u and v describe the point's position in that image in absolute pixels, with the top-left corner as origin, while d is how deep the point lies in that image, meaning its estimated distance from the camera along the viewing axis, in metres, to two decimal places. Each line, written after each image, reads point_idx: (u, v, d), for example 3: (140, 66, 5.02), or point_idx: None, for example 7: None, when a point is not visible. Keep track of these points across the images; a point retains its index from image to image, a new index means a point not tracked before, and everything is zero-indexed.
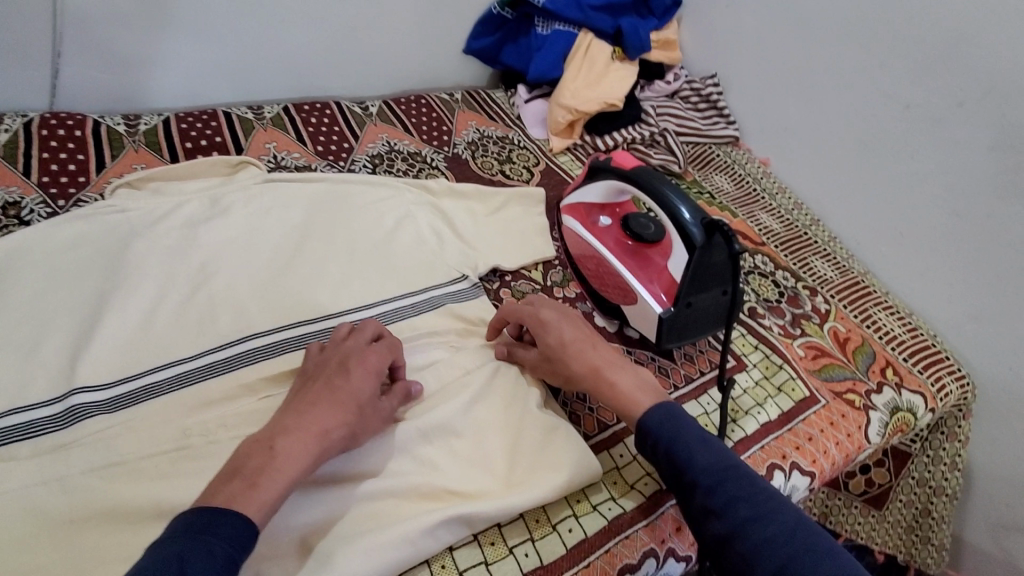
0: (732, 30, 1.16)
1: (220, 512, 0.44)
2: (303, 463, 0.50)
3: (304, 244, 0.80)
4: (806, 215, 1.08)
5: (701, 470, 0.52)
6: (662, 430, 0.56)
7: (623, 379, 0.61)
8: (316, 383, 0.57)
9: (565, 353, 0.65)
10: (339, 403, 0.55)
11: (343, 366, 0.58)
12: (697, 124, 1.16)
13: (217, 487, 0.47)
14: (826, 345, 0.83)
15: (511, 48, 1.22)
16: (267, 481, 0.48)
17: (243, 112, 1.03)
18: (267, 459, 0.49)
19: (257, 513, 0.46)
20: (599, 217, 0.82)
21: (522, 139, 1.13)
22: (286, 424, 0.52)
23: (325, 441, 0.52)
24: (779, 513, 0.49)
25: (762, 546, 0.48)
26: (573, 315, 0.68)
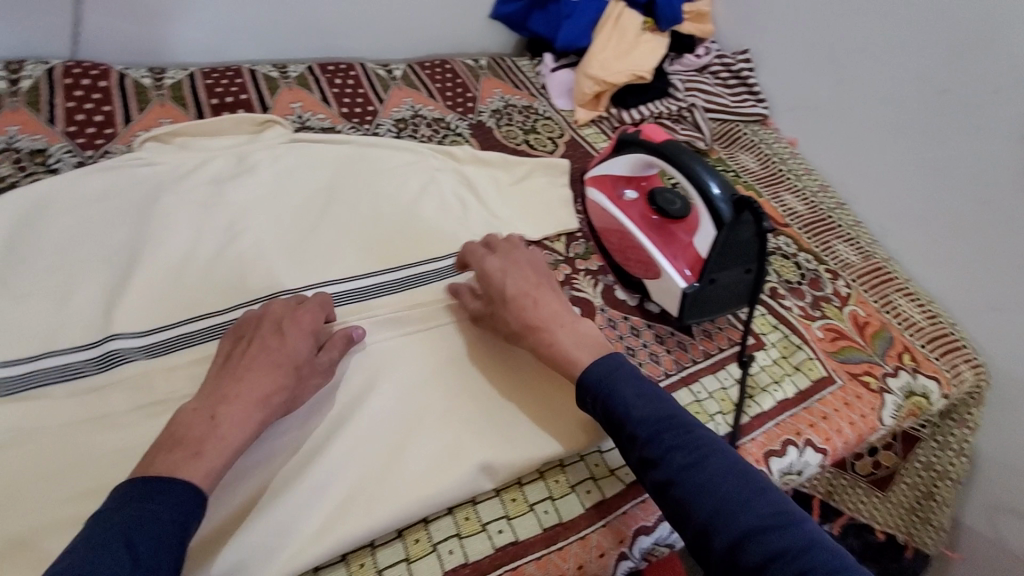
0: (766, 4, 1.13)
1: (165, 481, 0.46)
2: (246, 431, 0.52)
3: (331, 205, 0.81)
4: (832, 197, 1.07)
5: (639, 422, 0.55)
6: (604, 387, 0.57)
7: (561, 338, 0.61)
8: (249, 350, 0.57)
9: (506, 306, 0.64)
10: (276, 367, 0.56)
11: (278, 329, 0.59)
12: (725, 100, 1.13)
13: (157, 458, 0.48)
14: (844, 328, 0.83)
15: (539, 14, 1.18)
16: (211, 450, 0.49)
17: (268, 70, 1.03)
18: (207, 429, 0.50)
19: (204, 480, 0.48)
20: (625, 191, 0.81)
21: (547, 109, 1.12)
22: (224, 393, 0.53)
23: (265, 406, 0.54)
24: (712, 460, 0.52)
25: (699, 490, 0.51)
26: (521, 264, 0.68)
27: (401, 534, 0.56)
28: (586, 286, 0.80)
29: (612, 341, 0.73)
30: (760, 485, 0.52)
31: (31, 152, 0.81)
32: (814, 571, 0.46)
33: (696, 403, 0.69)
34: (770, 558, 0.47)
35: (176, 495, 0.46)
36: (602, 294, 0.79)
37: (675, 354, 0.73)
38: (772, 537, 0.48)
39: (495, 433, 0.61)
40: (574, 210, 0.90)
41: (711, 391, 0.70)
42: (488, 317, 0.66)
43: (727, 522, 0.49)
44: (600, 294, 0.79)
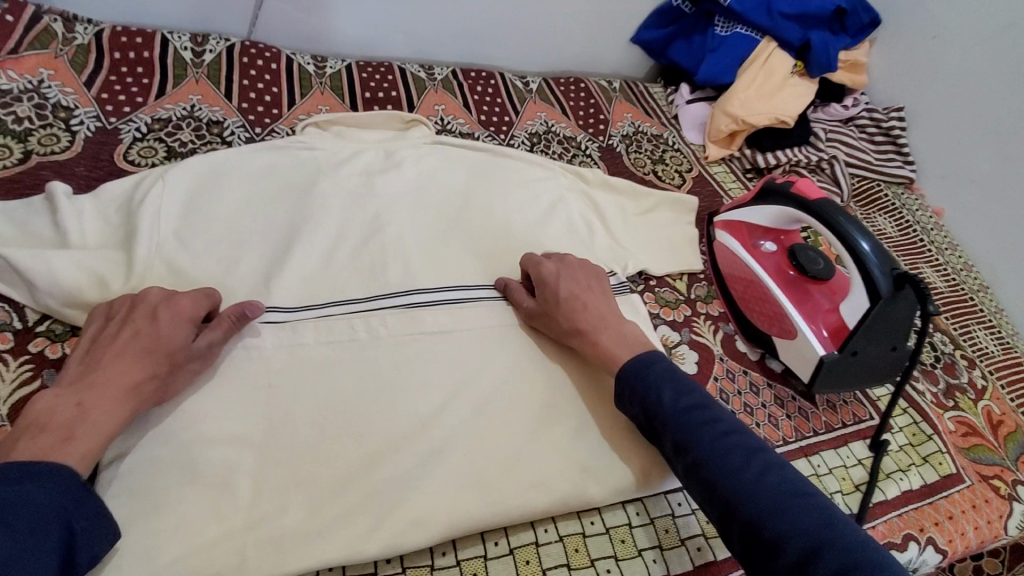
0: (935, 60, 1.06)
1: (37, 464, 0.44)
2: (116, 418, 0.51)
3: (467, 210, 0.84)
4: (974, 278, 1.00)
5: (669, 409, 0.57)
6: (638, 379, 0.60)
7: (606, 338, 0.65)
8: (120, 335, 0.54)
9: (559, 308, 0.67)
10: (147, 356, 0.54)
11: (151, 316, 0.56)
12: (869, 157, 1.07)
13: (17, 444, 0.46)
14: (978, 424, 0.77)
15: (682, 44, 1.17)
16: (82, 437, 0.48)
17: (417, 70, 1.07)
18: (75, 417, 0.49)
19: (78, 462, 0.47)
20: (762, 241, 0.79)
21: (677, 141, 1.10)
22: (91, 381, 0.51)
23: (134, 396, 0.52)
24: (736, 445, 0.54)
25: (723, 472, 0.52)
26: (575, 269, 0.71)
27: (513, 550, 0.59)
28: (706, 331, 0.79)
29: (729, 394, 0.72)
30: (786, 469, 0.52)
31: (209, 123, 0.90)
32: (829, 547, 0.46)
33: (815, 477, 0.66)
34: (788, 533, 0.47)
35: (52, 478, 0.44)
36: (722, 343, 0.78)
37: (796, 421, 0.71)
38: (788, 515, 0.48)
39: (609, 470, 0.64)
40: (699, 252, 0.89)
41: (831, 467, 0.68)
42: (542, 318, 0.69)
43: (744, 500, 0.50)
44: (719, 343, 0.78)
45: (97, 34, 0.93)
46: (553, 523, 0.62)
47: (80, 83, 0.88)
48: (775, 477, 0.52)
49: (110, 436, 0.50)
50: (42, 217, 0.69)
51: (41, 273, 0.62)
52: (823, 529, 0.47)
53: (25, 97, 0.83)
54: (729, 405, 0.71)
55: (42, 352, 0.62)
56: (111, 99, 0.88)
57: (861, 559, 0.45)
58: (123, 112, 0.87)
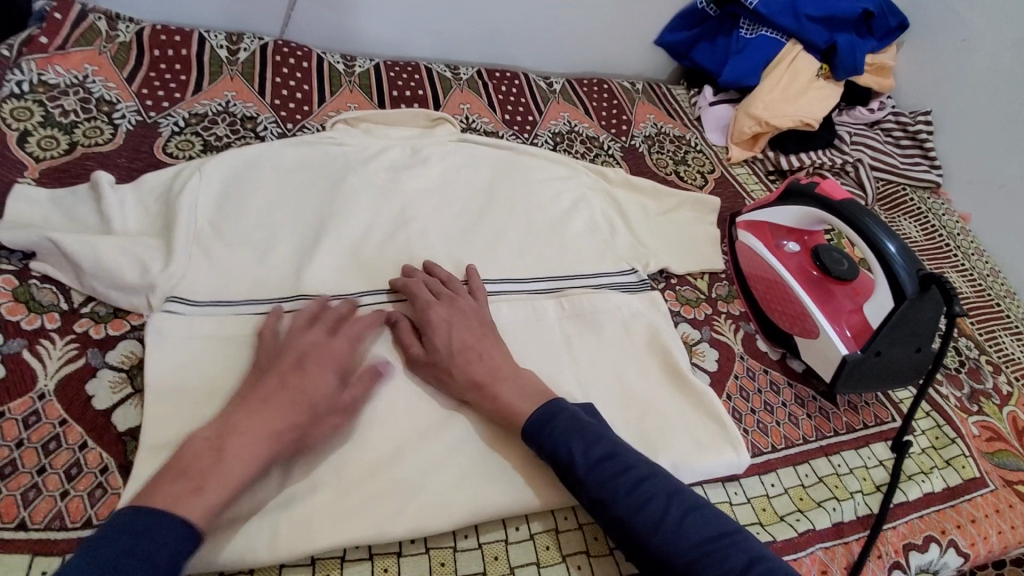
0: (965, 64, 1.05)
1: (158, 517, 0.44)
2: (252, 466, 0.50)
3: (493, 207, 0.85)
4: (1001, 284, 0.98)
5: (580, 463, 0.55)
6: (544, 434, 0.57)
7: (507, 393, 0.60)
8: (263, 384, 0.55)
9: (451, 361, 0.62)
10: (294, 403, 0.54)
11: (300, 362, 0.57)
12: (894, 161, 1.06)
13: (158, 487, 0.46)
14: (1002, 429, 0.76)
15: (705, 46, 1.18)
16: (215, 483, 0.47)
17: (443, 70, 1.10)
18: (213, 462, 0.48)
19: (200, 518, 0.46)
20: (785, 242, 0.79)
21: (699, 142, 1.11)
22: (235, 425, 0.51)
23: (276, 442, 0.52)
24: (653, 495, 0.53)
25: (644, 526, 0.52)
26: (468, 317, 0.67)
27: (533, 536, 0.60)
28: (726, 330, 0.79)
29: (749, 393, 0.72)
30: (702, 510, 0.53)
31: (244, 118, 0.93)
32: None
33: (835, 475, 0.66)
34: None
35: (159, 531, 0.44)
36: (743, 342, 0.78)
37: (816, 420, 0.71)
38: (717, 561, 0.49)
39: None
40: (721, 252, 0.89)
41: (851, 466, 0.67)
42: (428, 368, 0.63)
43: (674, 554, 0.50)
44: (739, 342, 0.78)
45: (138, 32, 0.96)
46: (573, 511, 0.62)
47: (122, 79, 0.92)
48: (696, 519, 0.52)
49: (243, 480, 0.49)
50: (88, 205, 0.72)
51: (87, 258, 0.65)
52: (747, 565, 0.48)
53: (71, 91, 0.87)
54: (749, 403, 0.71)
55: (86, 332, 0.65)
56: (152, 95, 0.92)
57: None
58: (162, 108, 0.91)
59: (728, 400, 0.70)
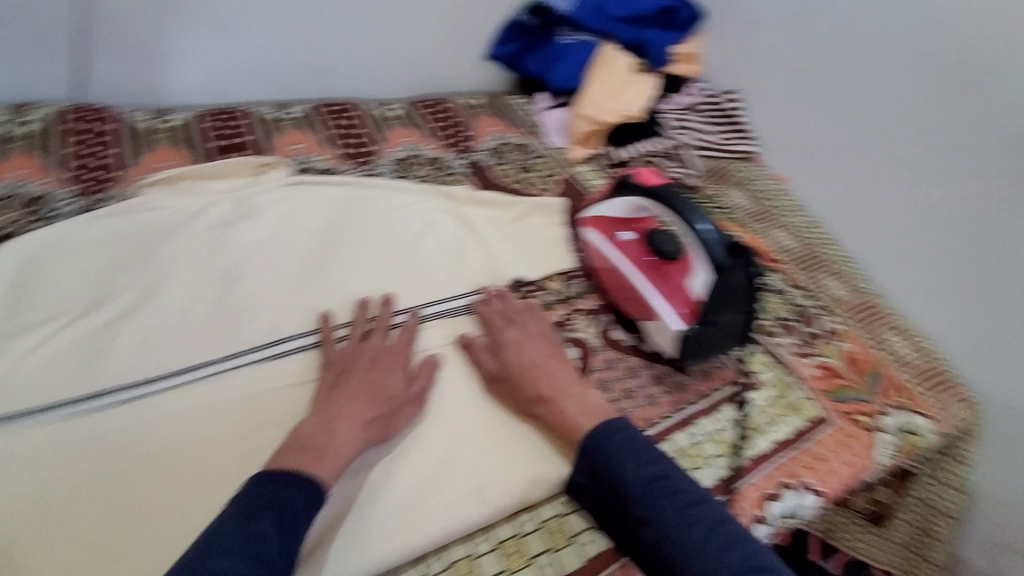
0: (753, 44, 1.16)
1: (297, 477, 0.55)
2: (356, 441, 0.61)
3: (334, 249, 0.83)
4: (820, 235, 1.06)
5: (633, 482, 0.60)
6: (601, 451, 0.62)
7: (570, 407, 0.66)
8: (352, 376, 0.66)
9: (523, 378, 0.69)
10: (375, 395, 0.65)
11: (372, 363, 0.68)
12: (714, 139, 1.16)
13: (284, 457, 0.58)
14: (838, 365, 0.82)
15: (533, 55, 1.23)
16: (331, 454, 0.59)
17: (271, 112, 1.05)
18: (326, 437, 0.60)
19: (328, 477, 0.57)
20: (620, 231, 0.83)
21: (543, 148, 1.14)
22: (336, 411, 0.62)
23: (369, 425, 0.63)
24: (697, 520, 0.57)
25: (686, 548, 0.55)
26: (536, 337, 0.73)
27: None
28: (583, 326, 0.81)
29: (609, 384, 0.74)
30: (742, 539, 0.56)
31: (34, 199, 0.83)
32: None
33: (694, 446, 0.70)
34: None
35: (302, 483, 0.55)
36: (600, 334, 0.80)
37: (672, 397, 0.74)
38: None
39: (496, 469, 0.66)
40: (569, 249, 0.91)
41: (708, 433, 0.71)
42: (505, 385, 0.71)
43: None
44: (598, 334, 0.80)
45: None
46: (442, 552, 0.61)
47: None
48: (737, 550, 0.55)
49: (352, 454, 0.60)
50: None
51: None
52: None
53: None
54: (609, 392, 0.74)
55: None
56: None
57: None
58: None
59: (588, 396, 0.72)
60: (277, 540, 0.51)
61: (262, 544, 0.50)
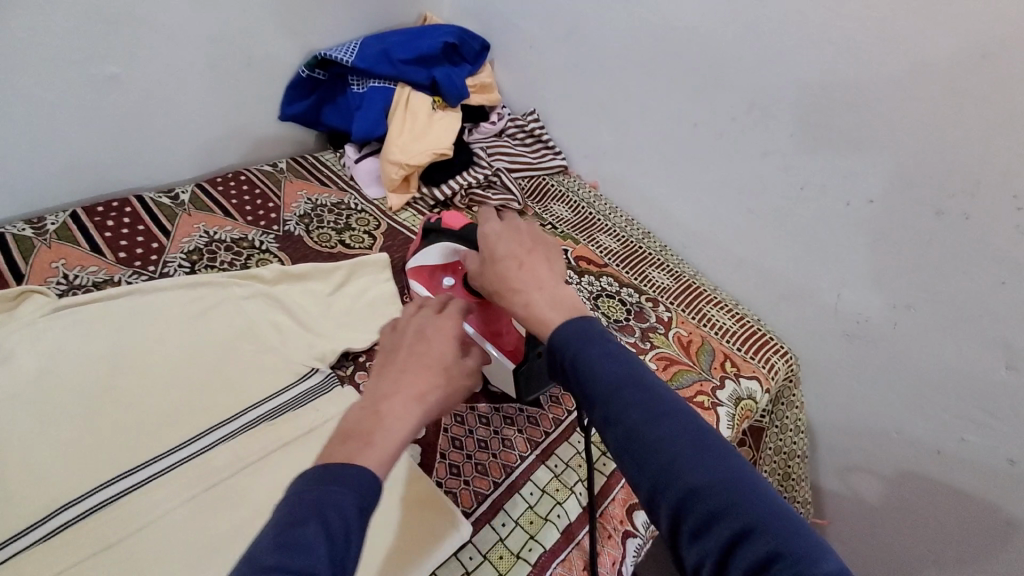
0: (538, 65, 1.20)
1: (343, 471, 0.43)
2: (408, 427, 0.47)
3: (120, 378, 0.73)
4: (637, 229, 1.14)
5: (600, 378, 0.47)
6: (568, 340, 0.49)
7: (538, 299, 0.53)
8: (398, 351, 0.53)
9: (491, 269, 0.57)
10: (427, 366, 0.51)
11: (422, 333, 0.54)
12: (527, 159, 1.19)
13: (330, 449, 0.45)
14: (673, 353, 0.88)
15: (331, 108, 1.19)
16: (380, 441, 0.46)
17: (18, 228, 0.88)
18: (374, 423, 0.46)
19: (377, 470, 0.45)
20: (443, 279, 0.79)
21: (359, 202, 1.10)
22: (381, 392, 0.49)
23: (423, 406, 0.49)
24: (672, 419, 0.44)
25: (654, 449, 0.43)
26: (521, 233, 0.59)
27: None
28: None
29: (462, 439, 0.72)
30: (727, 450, 0.43)
31: None
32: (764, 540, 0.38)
33: (555, 478, 0.71)
34: (712, 520, 0.40)
35: (356, 478, 0.43)
36: None
37: (527, 434, 0.74)
38: (726, 498, 0.40)
39: None
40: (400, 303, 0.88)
41: (567, 461, 0.72)
42: (478, 278, 0.60)
43: (675, 483, 0.41)
44: None
45: None
46: None
47: None
48: (715, 460, 0.42)
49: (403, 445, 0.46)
50: None
51: None
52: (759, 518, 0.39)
53: None
54: (463, 450, 0.71)
55: None
56: None
57: (790, 556, 0.38)
58: None
59: (442, 460, 0.69)
60: (326, 553, 0.38)
61: (306, 558, 0.38)
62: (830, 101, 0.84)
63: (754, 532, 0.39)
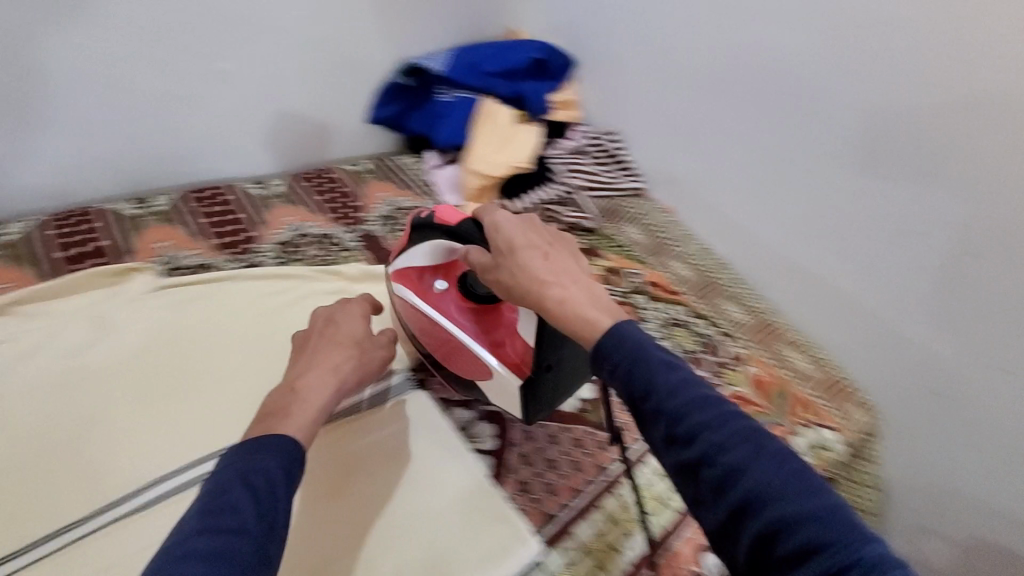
0: (623, 86, 1.20)
1: (259, 437, 0.51)
2: (325, 393, 0.59)
3: (213, 359, 0.77)
4: (712, 258, 1.11)
5: (666, 396, 0.46)
6: (625, 354, 0.49)
7: (573, 294, 0.55)
8: (310, 340, 0.65)
9: (511, 261, 0.58)
10: (338, 346, 0.64)
11: (331, 321, 0.67)
12: (604, 179, 1.18)
13: (252, 426, 0.54)
14: (748, 393, 0.85)
15: (415, 116, 1.20)
16: (298, 408, 0.56)
17: (129, 208, 0.95)
18: (291, 397, 0.57)
19: (298, 430, 0.54)
20: (433, 282, 0.74)
21: (437, 208, 1.12)
22: (296, 373, 0.61)
23: (336, 376, 0.61)
24: (746, 442, 0.44)
25: (731, 473, 0.43)
26: (536, 227, 0.61)
27: None
28: None
29: (532, 457, 0.72)
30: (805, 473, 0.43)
31: None
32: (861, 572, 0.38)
33: (624, 509, 0.70)
34: (801, 548, 0.40)
35: (275, 444, 0.51)
36: None
37: (596, 458, 0.73)
38: (813, 527, 0.40)
39: None
40: None
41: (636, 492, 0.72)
42: (492, 269, 0.60)
43: (758, 510, 0.41)
44: None
45: None
46: None
47: None
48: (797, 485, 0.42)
49: (320, 406, 0.58)
50: None
51: None
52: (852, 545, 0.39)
53: None
54: (533, 467, 0.71)
55: None
56: None
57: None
58: None
59: (512, 476, 0.70)
60: (253, 514, 0.46)
61: (234, 517, 0.45)
62: (933, 146, 0.82)
63: (844, 553, 0.39)
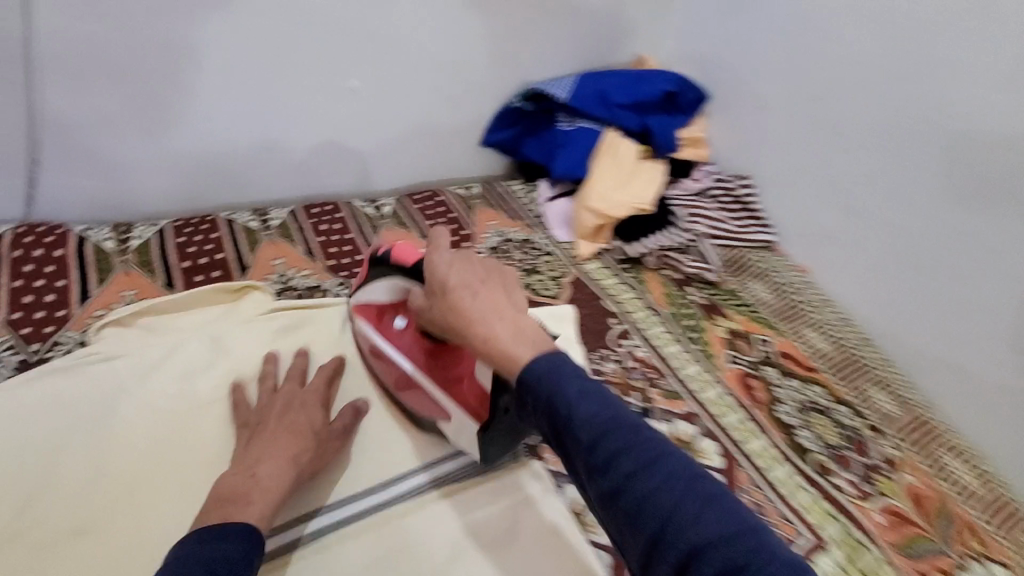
0: (763, 128, 1.09)
1: (218, 527, 0.51)
2: (283, 477, 0.59)
3: None
4: (855, 332, 0.97)
5: (584, 424, 0.42)
6: (539, 384, 0.45)
7: (498, 335, 0.49)
8: (267, 422, 0.64)
9: (445, 304, 0.52)
10: (297, 433, 0.63)
11: (287, 406, 0.66)
12: (729, 227, 1.07)
13: (207, 513, 0.53)
14: (905, 507, 0.74)
15: (533, 141, 1.15)
16: (258, 496, 0.55)
17: (248, 220, 0.95)
18: (248, 484, 0.56)
19: (257, 518, 0.54)
20: (393, 319, 0.73)
21: (547, 244, 1.05)
22: (252, 458, 0.60)
23: (296, 464, 0.61)
24: (664, 464, 0.40)
25: (649, 503, 0.39)
26: (476, 261, 0.54)
27: None
28: None
29: None
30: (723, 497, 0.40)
31: None
32: None
33: None
34: None
35: (239, 534, 0.51)
36: None
37: None
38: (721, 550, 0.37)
39: None
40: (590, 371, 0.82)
41: None
42: (427, 305, 0.55)
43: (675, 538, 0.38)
44: None
45: None
46: None
47: None
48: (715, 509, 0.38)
49: (277, 494, 0.57)
50: None
51: None
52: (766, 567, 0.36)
53: None
54: None
55: None
56: None
57: None
58: None
59: None
60: None
61: None
62: None
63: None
